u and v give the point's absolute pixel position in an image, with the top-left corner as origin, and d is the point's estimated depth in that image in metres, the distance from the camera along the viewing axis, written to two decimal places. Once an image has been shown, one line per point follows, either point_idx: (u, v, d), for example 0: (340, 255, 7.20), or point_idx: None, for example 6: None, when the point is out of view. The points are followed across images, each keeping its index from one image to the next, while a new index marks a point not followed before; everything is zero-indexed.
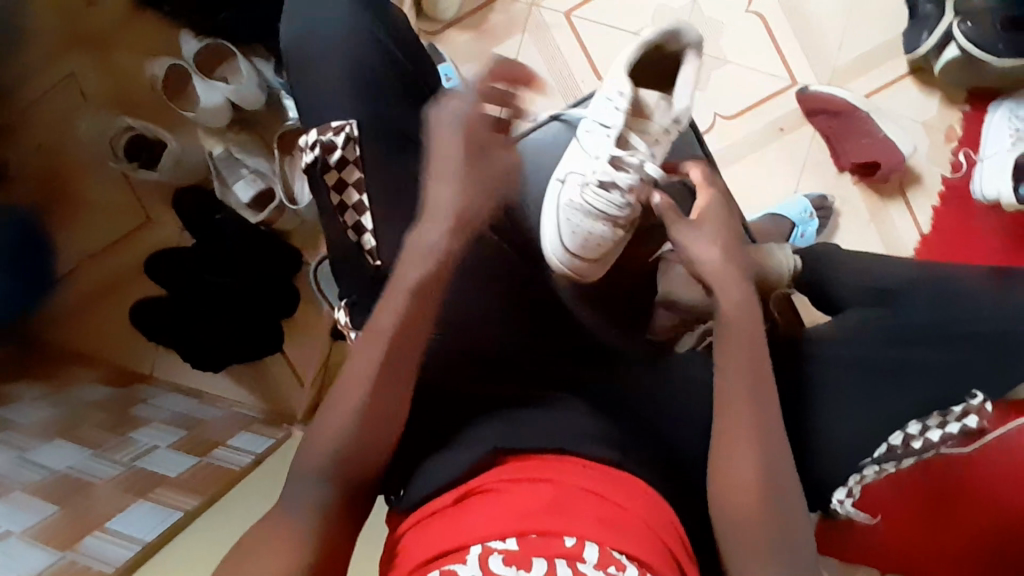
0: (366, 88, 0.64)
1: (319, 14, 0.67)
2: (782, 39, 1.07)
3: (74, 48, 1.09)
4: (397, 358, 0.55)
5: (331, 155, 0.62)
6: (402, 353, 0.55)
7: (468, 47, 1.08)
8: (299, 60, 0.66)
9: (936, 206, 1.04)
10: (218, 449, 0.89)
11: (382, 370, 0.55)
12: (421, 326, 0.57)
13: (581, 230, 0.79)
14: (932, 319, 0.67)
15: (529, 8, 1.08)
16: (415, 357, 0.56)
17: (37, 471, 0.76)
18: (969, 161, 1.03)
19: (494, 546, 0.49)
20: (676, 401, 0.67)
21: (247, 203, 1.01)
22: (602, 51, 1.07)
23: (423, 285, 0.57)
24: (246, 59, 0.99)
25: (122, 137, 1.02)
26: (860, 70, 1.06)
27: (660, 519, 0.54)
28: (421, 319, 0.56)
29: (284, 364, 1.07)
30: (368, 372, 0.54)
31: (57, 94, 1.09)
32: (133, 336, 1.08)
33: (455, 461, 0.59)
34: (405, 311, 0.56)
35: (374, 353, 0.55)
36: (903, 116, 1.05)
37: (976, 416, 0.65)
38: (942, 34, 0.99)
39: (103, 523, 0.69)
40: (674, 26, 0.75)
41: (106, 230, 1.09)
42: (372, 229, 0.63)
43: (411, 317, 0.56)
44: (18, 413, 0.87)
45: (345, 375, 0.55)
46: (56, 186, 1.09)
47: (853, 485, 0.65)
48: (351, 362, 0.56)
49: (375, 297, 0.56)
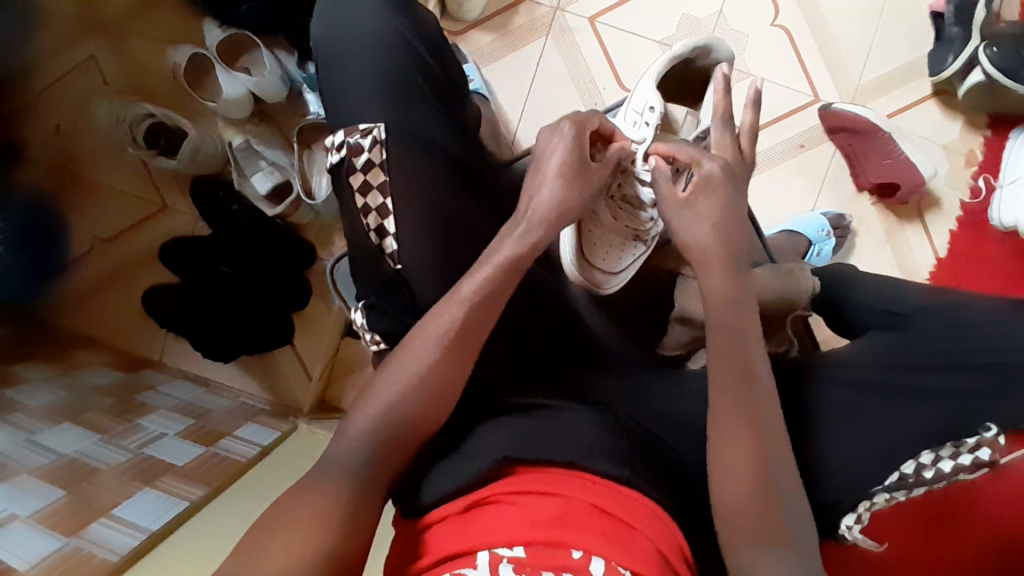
0: (394, 90, 0.64)
1: (350, 13, 0.66)
2: (806, 54, 1.06)
3: (95, 33, 1.09)
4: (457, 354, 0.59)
5: (357, 157, 0.62)
6: (454, 363, 0.58)
7: (490, 49, 1.08)
8: (328, 58, 0.66)
9: (953, 230, 1.04)
10: (224, 440, 0.89)
11: (424, 382, 0.57)
12: (467, 350, 0.59)
13: (600, 243, 0.79)
14: (946, 341, 0.66)
15: (553, 12, 1.08)
16: (447, 374, 0.58)
17: (44, 455, 0.76)
18: (988, 187, 1.03)
19: (502, 553, 0.50)
20: (687, 418, 0.67)
21: (264, 194, 1.02)
22: (625, 58, 1.07)
23: (478, 298, 0.59)
24: (268, 51, 0.99)
25: (142, 124, 1.02)
26: (882, 90, 1.06)
27: (665, 537, 0.55)
28: (466, 340, 0.59)
29: (292, 358, 1.07)
30: (408, 383, 0.57)
31: (80, 77, 1.09)
32: (143, 322, 1.08)
33: (464, 468, 0.59)
34: (445, 332, 0.58)
35: (416, 366, 0.58)
36: (924, 138, 1.05)
37: (989, 449, 0.63)
38: (967, 58, 0.98)
39: (109, 511, 0.69)
40: (706, 42, 0.76)
41: (122, 215, 1.09)
42: (393, 232, 0.62)
43: (457, 334, 0.58)
44: (26, 395, 0.87)
45: (377, 390, 0.58)
46: (72, 172, 1.09)
47: (863, 511, 0.64)
48: (385, 377, 0.58)
49: (443, 329, 0.58)
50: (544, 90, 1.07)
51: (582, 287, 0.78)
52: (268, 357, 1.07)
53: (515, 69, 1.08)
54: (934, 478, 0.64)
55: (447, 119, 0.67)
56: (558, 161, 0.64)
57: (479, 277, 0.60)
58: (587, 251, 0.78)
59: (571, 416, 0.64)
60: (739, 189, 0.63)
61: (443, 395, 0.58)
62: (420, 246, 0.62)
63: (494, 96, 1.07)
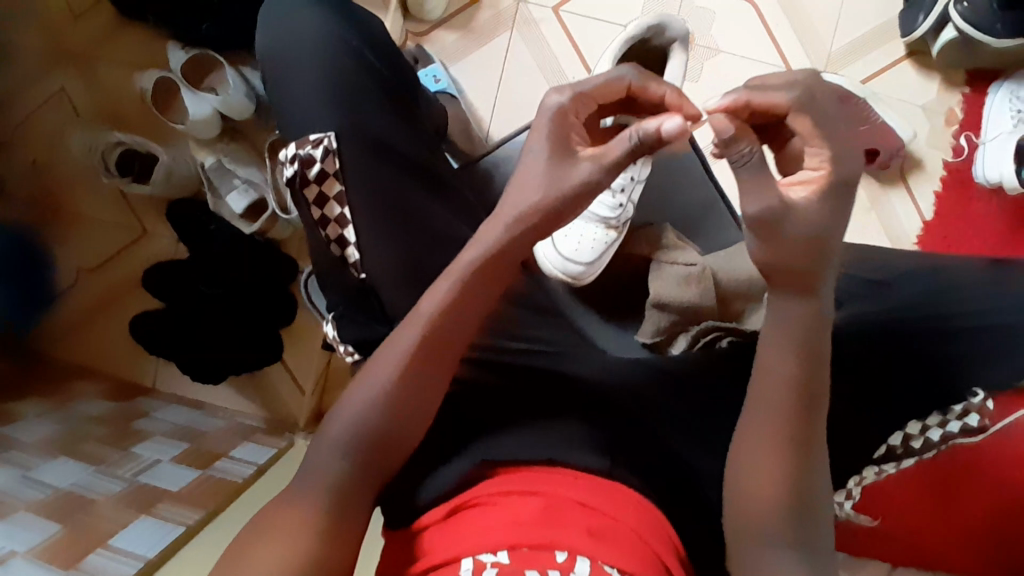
0: (344, 98, 0.63)
1: (294, 25, 0.66)
2: (775, 26, 1.05)
3: (62, 65, 1.09)
4: (431, 361, 0.55)
5: (309, 169, 0.61)
6: (427, 371, 0.55)
7: (456, 47, 1.07)
8: (278, 72, 0.65)
9: (937, 191, 1.02)
10: (219, 461, 0.89)
11: (397, 391, 0.54)
12: (441, 356, 0.55)
13: (571, 233, 0.80)
14: (928, 312, 0.65)
15: (517, 4, 1.07)
16: (421, 385, 0.55)
17: (39, 490, 0.76)
18: (971, 144, 1.01)
19: (486, 559, 0.49)
20: (670, 403, 0.67)
21: (240, 213, 1.01)
22: (592, 45, 1.06)
23: (454, 303, 0.55)
24: (233, 68, 0.98)
25: (113, 152, 1.02)
26: (856, 55, 1.04)
27: (653, 529, 0.54)
28: (438, 346, 0.54)
29: (284, 373, 1.07)
30: (380, 392, 0.54)
31: (51, 110, 1.09)
32: (134, 349, 1.08)
33: (448, 473, 0.59)
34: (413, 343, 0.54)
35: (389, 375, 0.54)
36: (901, 100, 1.03)
37: (976, 413, 0.66)
38: (939, 16, 0.96)
39: (106, 541, 0.69)
40: (659, 21, 0.74)
41: (103, 245, 1.09)
42: (354, 241, 0.62)
43: (430, 341, 0.54)
44: (20, 431, 0.87)
45: (352, 401, 0.55)
46: (50, 205, 1.09)
47: (852, 487, 0.66)
48: (359, 386, 0.55)
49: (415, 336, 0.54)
50: (513, 83, 1.06)
51: (565, 281, 0.80)
52: (259, 374, 1.07)
53: (482, 65, 1.07)
54: (922, 447, 0.67)
55: (402, 123, 0.67)
56: (546, 131, 0.54)
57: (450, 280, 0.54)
58: (560, 246, 0.80)
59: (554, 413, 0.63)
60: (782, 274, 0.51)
61: (415, 406, 0.55)
62: (385, 252, 0.62)
63: (464, 94, 1.06)
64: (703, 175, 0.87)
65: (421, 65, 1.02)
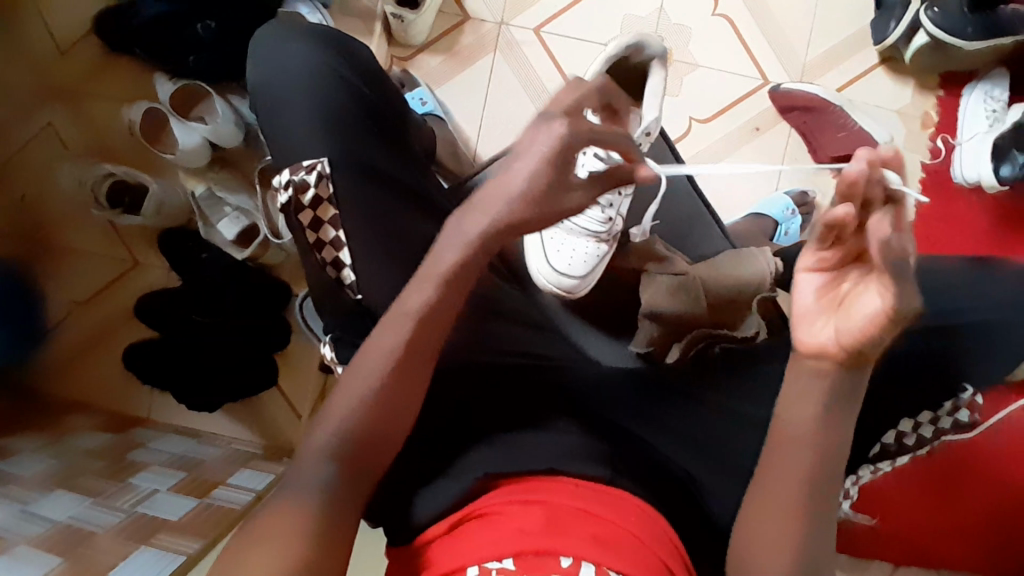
0: (335, 125, 0.65)
1: (283, 57, 0.67)
2: (752, 39, 1.07)
3: (50, 100, 1.09)
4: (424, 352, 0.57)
5: (304, 195, 0.62)
6: (418, 361, 0.57)
7: (440, 70, 1.09)
8: (267, 99, 0.67)
9: (917, 193, 1.05)
10: (218, 489, 0.89)
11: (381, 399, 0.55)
12: (428, 338, 0.57)
13: (563, 249, 0.81)
14: (908, 315, 0.66)
15: (498, 27, 1.09)
16: (404, 372, 0.56)
17: (38, 524, 0.76)
18: (947, 146, 1.04)
19: (491, 566, 0.50)
20: (666, 411, 0.68)
21: (233, 240, 1.02)
22: (574, 64, 1.08)
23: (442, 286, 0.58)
24: (220, 97, 1.00)
25: (103, 184, 1.02)
26: (831, 65, 1.07)
27: (653, 533, 0.54)
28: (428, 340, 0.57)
29: (279, 398, 1.07)
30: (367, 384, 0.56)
31: (39, 144, 1.10)
32: (128, 380, 1.07)
33: (451, 485, 0.59)
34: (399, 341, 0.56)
35: (378, 369, 0.56)
36: (877, 106, 1.06)
37: (966, 407, 0.67)
38: (910, 23, 0.99)
39: (107, 571, 0.68)
40: (637, 40, 0.74)
41: (95, 277, 1.09)
42: (350, 263, 0.63)
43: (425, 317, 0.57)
44: (16, 466, 0.87)
45: (337, 405, 0.56)
46: (42, 238, 1.09)
47: (851, 486, 0.67)
48: (347, 385, 0.56)
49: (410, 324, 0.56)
50: (498, 104, 1.08)
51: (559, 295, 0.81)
52: (255, 401, 1.06)
53: (468, 87, 1.08)
54: (915, 443, 0.69)
55: (388, 145, 0.68)
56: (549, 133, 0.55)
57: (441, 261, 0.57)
58: (552, 261, 0.81)
59: (554, 425, 0.64)
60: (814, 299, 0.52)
61: (397, 409, 0.56)
62: (378, 275, 0.63)
63: (451, 115, 1.08)
64: (687, 187, 0.89)
65: (408, 89, 1.04)
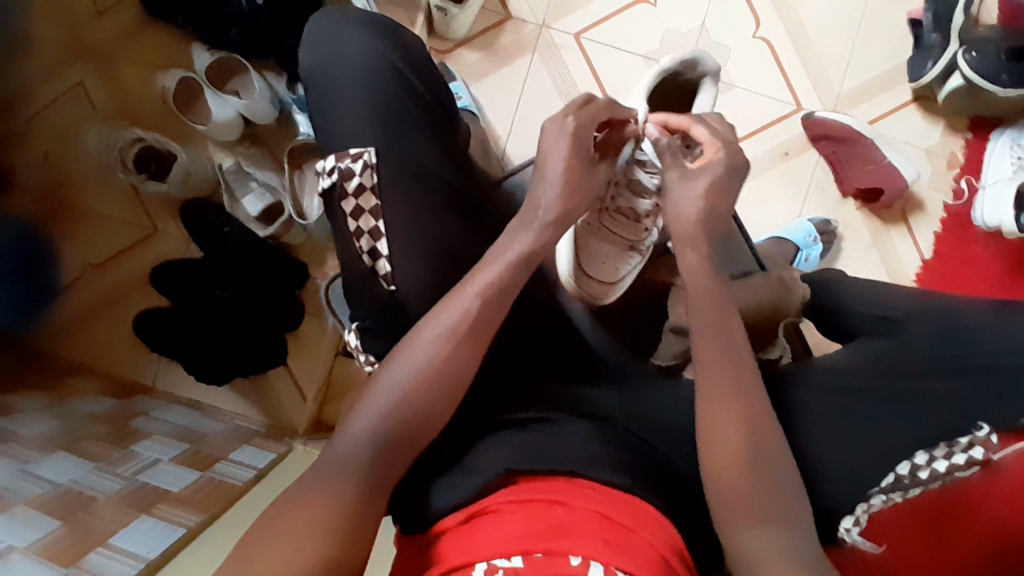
0: (386, 114, 0.66)
1: (342, 42, 0.68)
2: (788, 65, 1.08)
3: (82, 58, 1.09)
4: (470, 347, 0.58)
5: (348, 182, 0.63)
6: (458, 357, 0.58)
7: (478, 66, 1.09)
8: (321, 82, 0.68)
9: (938, 232, 1.06)
10: (220, 464, 0.88)
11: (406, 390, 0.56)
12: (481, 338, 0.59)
13: (596, 255, 0.82)
14: (934, 353, 0.67)
15: (539, 29, 1.09)
16: (446, 354, 0.58)
17: (39, 485, 0.75)
18: (971, 188, 1.05)
19: (499, 563, 0.50)
20: (684, 426, 0.68)
21: (256, 216, 1.02)
22: (610, 73, 1.08)
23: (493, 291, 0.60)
24: (257, 73, 1.00)
25: (130, 149, 1.02)
26: (865, 97, 1.07)
27: (667, 547, 0.54)
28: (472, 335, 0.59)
29: (287, 378, 1.06)
30: (416, 366, 0.57)
31: (67, 104, 1.09)
32: (136, 347, 1.07)
33: (470, 477, 0.59)
34: (449, 327, 0.58)
35: (423, 355, 0.57)
36: (905, 143, 1.06)
37: (982, 447, 0.64)
38: (946, 64, 1.01)
39: (107, 540, 0.67)
40: (693, 56, 0.75)
41: (112, 240, 1.09)
42: (386, 254, 0.63)
43: (467, 323, 0.58)
44: (19, 424, 0.86)
45: (376, 388, 0.57)
46: (61, 197, 1.08)
47: (860, 514, 0.65)
48: (387, 373, 0.57)
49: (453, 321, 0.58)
50: (531, 105, 1.08)
51: (582, 301, 0.80)
52: (262, 379, 1.06)
53: (503, 86, 1.08)
54: (928, 478, 0.65)
55: (434, 140, 0.68)
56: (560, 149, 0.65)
57: (489, 271, 0.61)
58: (585, 263, 0.81)
59: (571, 428, 0.64)
60: (721, 218, 0.66)
61: (424, 400, 0.56)
62: (417, 265, 0.63)
63: (483, 112, 1.08)
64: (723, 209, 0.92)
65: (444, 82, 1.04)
